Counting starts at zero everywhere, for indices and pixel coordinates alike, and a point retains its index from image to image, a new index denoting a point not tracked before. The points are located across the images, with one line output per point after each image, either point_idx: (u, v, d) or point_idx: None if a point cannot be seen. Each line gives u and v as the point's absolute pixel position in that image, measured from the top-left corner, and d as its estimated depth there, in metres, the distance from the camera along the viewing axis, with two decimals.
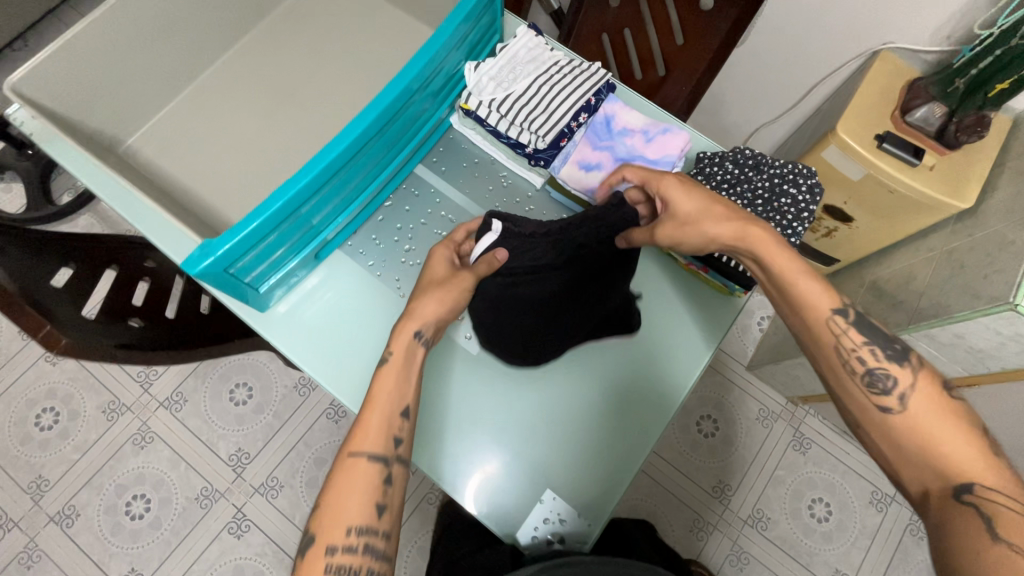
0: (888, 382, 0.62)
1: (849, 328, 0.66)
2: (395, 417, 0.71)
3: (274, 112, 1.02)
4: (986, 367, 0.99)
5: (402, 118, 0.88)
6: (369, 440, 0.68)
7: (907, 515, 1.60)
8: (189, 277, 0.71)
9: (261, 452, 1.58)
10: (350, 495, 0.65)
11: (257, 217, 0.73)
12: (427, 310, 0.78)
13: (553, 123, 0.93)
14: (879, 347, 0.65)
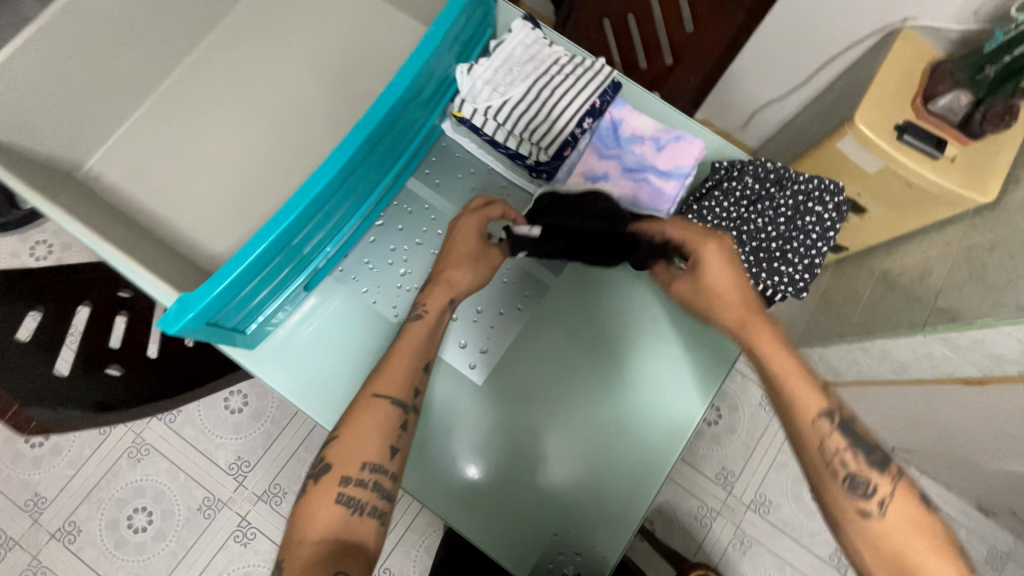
0: (869, 488, 0.59)
1: (834, 432, 0.62)
2: (419, 369, 0.73)
3: (247, 124, 0.93)
4: (1003, 371, 0.97)
5: (394, 132, 0.80)
6: (394, 384, 0.69)
7: None
8: (170, 335, 0.65)
9: (260, 459, 1.55)
10: (367, 430, 0.65)
11: (242, 261, 0.67)
12: (461, 280, 0.78)
13: (556, 134, 0.84)
14: (862, 451, 0.60)
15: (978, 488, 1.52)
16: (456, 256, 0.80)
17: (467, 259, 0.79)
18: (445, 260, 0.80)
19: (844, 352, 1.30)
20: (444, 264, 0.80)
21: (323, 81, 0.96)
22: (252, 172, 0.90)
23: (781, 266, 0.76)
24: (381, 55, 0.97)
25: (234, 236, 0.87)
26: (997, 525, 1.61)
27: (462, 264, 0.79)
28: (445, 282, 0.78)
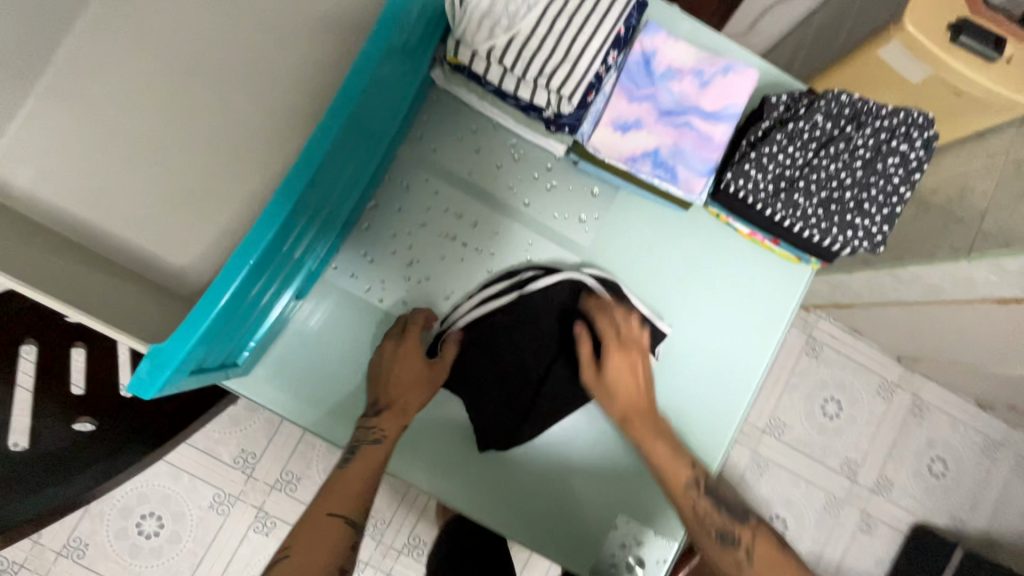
0: (735, 541, 0.70)
1: (703, 500, 0.71)
2: (372, 489, 0.66)
3: (187, 97, 0.73)
4: None
5: (381, 94, 0.63)
6: (350, 501, 0.64)
7: (909, 400, 1.60)
8: (149, 398, 0.51)
9: (267, 449, 1.25)
10: (315, 552, 0.59)
11: (223, 293, 0.52)
12: (414, 408, 0.71)
13: (581, 76, 0.67)
14: (722, 507, 0.72)
15: (979, 388, 1.49)
16: (404, 382, 0.70)
17: (419, 383, 0.71)
18: (392, 387, 0.69)
19: (869, 278, 1.22)
20: (392, 390, 0.69)
21: (275, 35, 0.76)
22: (205, 159, 0.72)
23: (854, 218, 0.67)
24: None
25: (199, 242, 0.70)
26: (991, 417, 1.62)
27: (416, 389, 0.70)
28: (399, 412, 0.70)
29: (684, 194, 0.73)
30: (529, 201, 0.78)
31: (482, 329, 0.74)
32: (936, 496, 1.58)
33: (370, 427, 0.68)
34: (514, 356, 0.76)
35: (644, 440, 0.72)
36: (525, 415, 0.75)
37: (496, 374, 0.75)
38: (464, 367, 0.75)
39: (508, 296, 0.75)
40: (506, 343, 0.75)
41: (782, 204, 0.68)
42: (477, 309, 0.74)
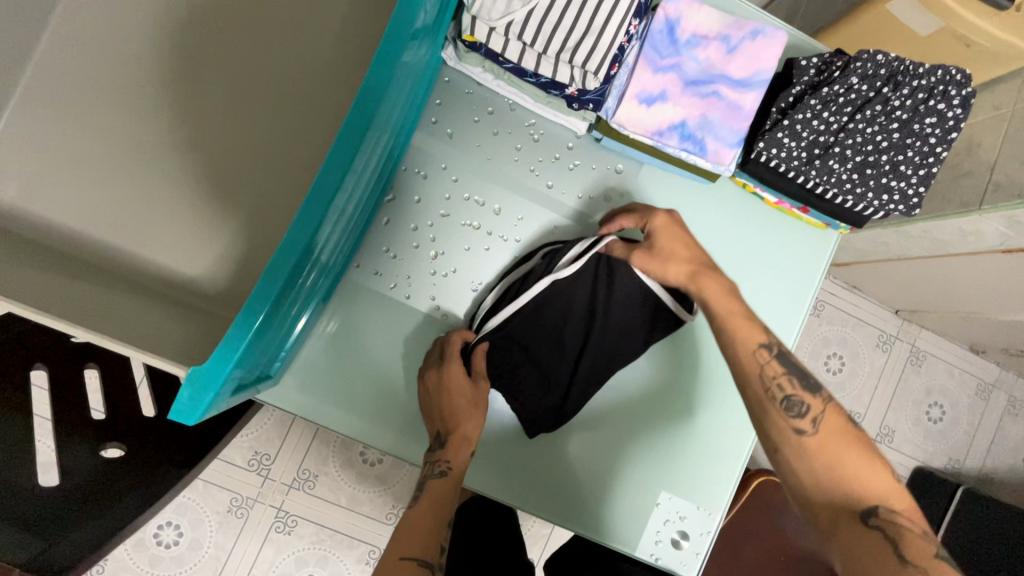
0: (803, 408, 0.58)
1: (773, 362, 0.61)
2: (444, 527, 0.60)
3: (179, 93, 0.68)
4: None
5: (401, 83, 0.59)
6: (421, 541, 0.57)
7: (907, 350, 1.61)
8: (191, 425, 0.49)
9: (281, 448, 1.14)
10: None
11: (258, 309, 0.49)
12: (475, 433, 0.67)
13: (605, 50, 0.64)
14: (797, 376, 0.61)
15: (974, 335, 1.50)
16: (458, 408, 0.66)
17: (472, 405, 0.67)
18: (448, 415, 0.66)
19: (875, 234, 1.21)
20: (449, 419, 0.66)
21: (268, 19, 0.70)
22: (205, 159, 0.67)
23: (889, 181, 0.66)
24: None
25: (208, 248, 0.65)
26: (985, 360, 1.64)
27: (471, 413, 0.67)
28: (461, 440, 0.65)
29: (713, 166, 0.70)
30: (551, 182, 0.76)
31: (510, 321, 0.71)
32: (935, 440, 1.59)
33: (435, 461, 0.65)
34: (548, 342, 0.73)
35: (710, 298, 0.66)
36: (563, 397, 0.73)
37: (530, 365, 0.73)
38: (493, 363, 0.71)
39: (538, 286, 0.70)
40: (534, 331, 0.72)
41: (816, 171, 0.66)
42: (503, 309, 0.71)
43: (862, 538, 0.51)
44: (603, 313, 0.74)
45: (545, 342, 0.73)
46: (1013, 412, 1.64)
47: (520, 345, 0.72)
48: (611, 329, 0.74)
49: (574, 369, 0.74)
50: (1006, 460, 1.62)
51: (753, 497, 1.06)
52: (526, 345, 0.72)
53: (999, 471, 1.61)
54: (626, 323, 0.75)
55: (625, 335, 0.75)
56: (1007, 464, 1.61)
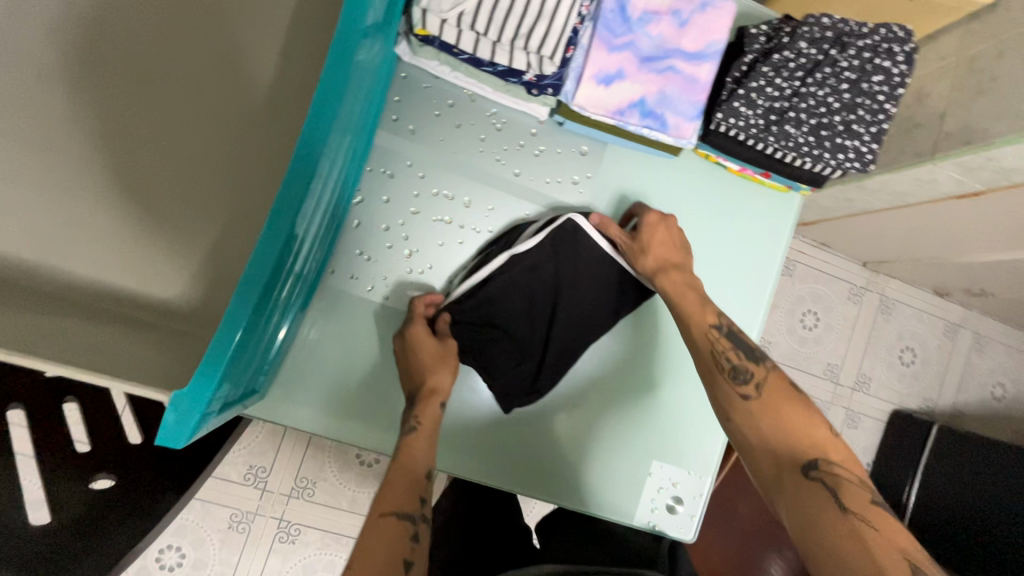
0: (747, 374, 0.60)
1: (721, 338, 0.64)
2: (423, 478, 0.58)
3: (128, 112, 0.66)
4: (1007, 181, 0.90)
5: (358, 84, 0.58)
6: (399, 494, 0.55)
7: (876, 300, 1.66)
8: (179, 446, 0.48)
9: (277, 458, 1.13)
10: (372, 553, 0.49)
11: (234, 328, 0.48)
12: (446, 386, 0.67)
13: (559, 33, 0.64)
14: (743, 350, 0.62)
15: (937, 279, 1.55)
16: (425, 366, 0.67)
17: (439, 360, 0.68)
18: (415, 373, 0.67)
19: (839, 191, 1.23)
20: (416, 376, 0.67)
21: (212, 31, 0.69)
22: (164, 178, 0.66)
23: (844, 140, 0.68)
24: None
25: (176, 268, 0.64)
26: (949, 302, 1.70)
27: (439, 367, 0.67)
28: (431, 393, 0.66)
29: (674, 140, 0.71)
30: (518, 170, 0.76)
31: (482, 303, 0.72)
32: (908, 382, 1.66)
33: (407, 418, 0.64)
34: (520, 319, 0.74)
35: (672, 290, 0.69)
36: (536, 372, 0.75)
37: (508, 346, 0.74)
38: (465, 342, 0.72)
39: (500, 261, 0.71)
40: (506, 312, 0.73)
41: (773, 136, 0.68)
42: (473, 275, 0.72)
43: (802, 489, 0.50)
44: (570, 288, 0.75)
45: (514, 317, 0.74)
46: (978, 348, 1.72)
47: (490, 322, 0.73)
48: (578, 305, 0.76)
49: (546, 339, 0.75)
50: (975, 394, 1.70)
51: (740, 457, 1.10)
52: (496, 323, 0.73)
53: (970, 405, 1.69)
54: (590, 297, 0.76)
55: (594, 310, 0.76)
56: (976, 398, 1.70)
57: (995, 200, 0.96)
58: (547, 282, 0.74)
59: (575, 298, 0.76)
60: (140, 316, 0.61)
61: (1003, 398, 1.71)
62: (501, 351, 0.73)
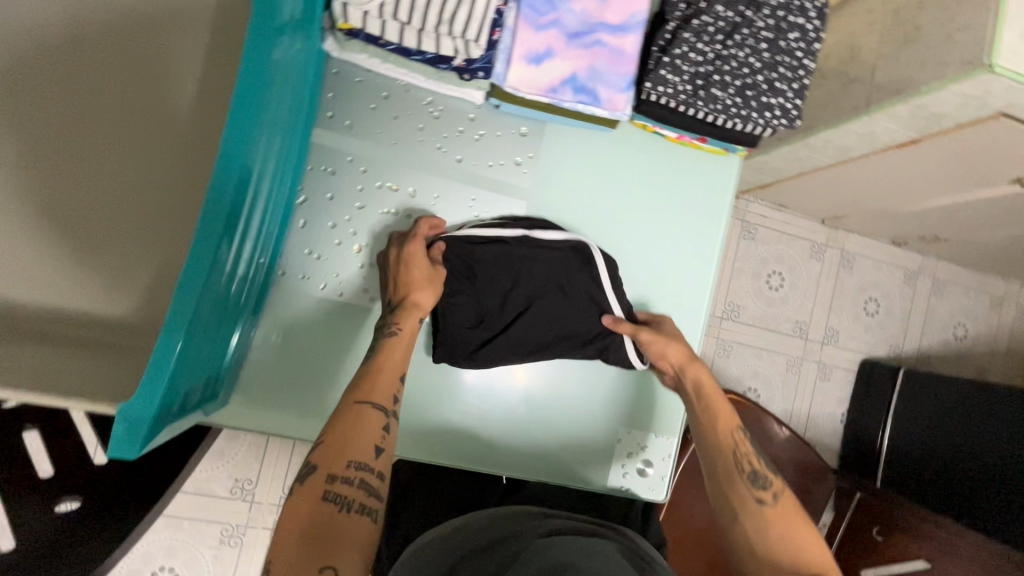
0: (765, 482, 0.68)
1: (744, 442, 0.71)
2: (398, 383, 0.63)
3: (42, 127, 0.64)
4: (938, 126, 0.93)
5: (280, 80, 0.58)
6: (376, 390, 0.60)
7: (837, 255, 1.69)
8: (133, 455, 0.48)
9: (262, 470, 1.05)
10: (349, 434, 0.55)
11: (176, 333, 0.49)
12: (428, 304, 0.69)
13: (481, 16, 0.65)
14: (761, 459, 0.70)
15: (892, 230, 1.58)
16: (414, 281, 0.69)
17: (429, 280, 0.69)
18: (403, 284, 0.68)
19: (787, 151, 1.24)
20: (402, 289, 0.68)
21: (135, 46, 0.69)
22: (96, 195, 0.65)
23: (769, 99, 0.70)
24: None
25: (116, 283, 0.63)
26: (907, 250, 1.74)
27: (426, 286, 0.69)
28: (413, 307, 0.68)
29: (610, 113, 0.72)
30: (460, 156, 0.77)
31: (476, 255, 0.74)
32: (874, 331, 1.71)
33: (388, 323, 0.67)
34: (494, 288, 0.76)
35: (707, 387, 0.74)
36: (483, 341, 0.75)
37: (472, 303, 0.75)
38: (448, 275, 0.74)
39: (514, 234, 0.75)
40: (488, 276, 0.75)
41: (702, 101, 0.70)
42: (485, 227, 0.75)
43: None
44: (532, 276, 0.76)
45: (486, 292, 0.76)
46: (937, 292, 1.76)
47: (473, 274, 0.75)
48: (539, 288, 0.77)
49: (509, 320, 0.76)
50: (937, 336, 1.76)
51: None
52: (475, 279, 0.75)
53: (933, 347, 1.75)
54: (551, 281, 0.77)
55: (555, 295, 0.77)
56: (938, 339, 1.75)
57: (930, 146, 0.99)
58: (513, 268, 0.76)
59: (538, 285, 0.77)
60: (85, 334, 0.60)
61: (964, 337, 1.77)
62: (468, 309, 0.75)
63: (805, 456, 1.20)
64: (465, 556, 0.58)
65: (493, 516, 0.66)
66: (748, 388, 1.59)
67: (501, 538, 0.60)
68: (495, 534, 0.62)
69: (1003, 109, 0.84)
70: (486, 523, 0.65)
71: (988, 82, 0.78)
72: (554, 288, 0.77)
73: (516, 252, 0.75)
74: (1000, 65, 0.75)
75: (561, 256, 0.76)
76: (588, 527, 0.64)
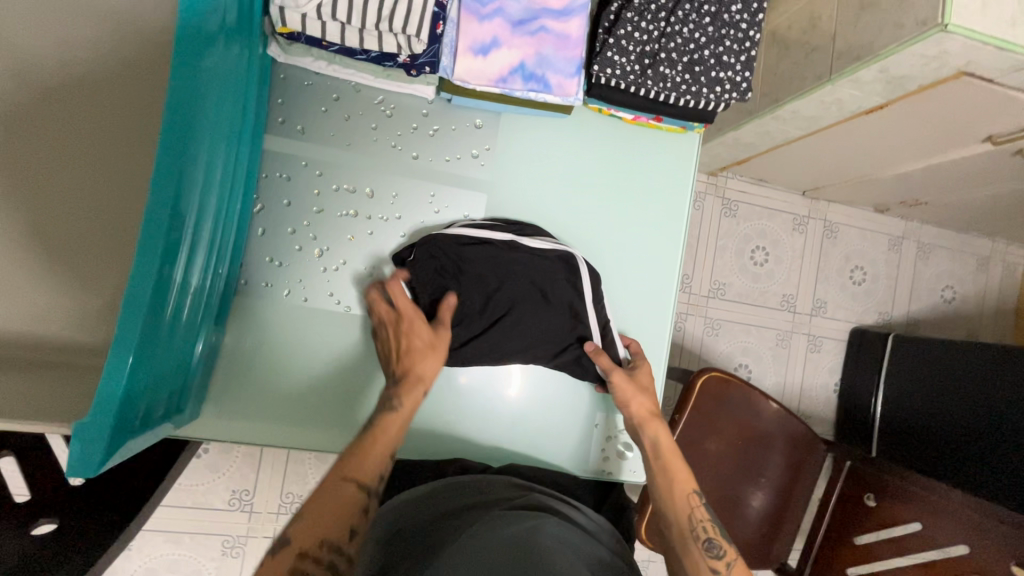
0: (719, 550, 0.63)
1: (699, 506, 0.67)
2: (389, 460, 0.61)
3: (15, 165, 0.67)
4: (902, 89, 0.91)
5: (218, 92, 0.59)
6: (367, 466, 0.58)
7: (821, 226, 1.65)
8: (93, 473, 0.49)
9: (259, 479, 1.11)
10: (326, 509, 0.53)
11: (127, 348, 0.50)
12: (431, 376, 0.68)
13: (420, 10, 0.64)
14: (717, 525, 0.66)
15: (873, 196, 1.54)
16: (416, 350, 0.68)
17: (431, 348, 0.69)
18: (406, 354, 0.68)
19: (756, 127, 1.18)
20: (406, 358, 0.68)
21: (79, 66, 0.69)
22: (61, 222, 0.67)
23: (718, 73, 0.70)
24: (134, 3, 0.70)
25: (93, 304, 0.67)
26: (891, 216, 1.69)
27: (428, 356, 0.68)
28: (416, 379, 0.67)
29: (561, 99, 0.72)
30: (417, 153, 0.77)
31: (464, 254, 0.74)
32: (862, 300, 1.67)
33: (389, 395, 0.66)
34: (478, 289, 0.75)
35: (664, 445, 0.72)
36: (463, 340, 0.75)
37: (456, 306, 0.74)
38: (435, 272, 0.73)
39: (501, 237, 0.75)
40: (475, 275, 0.74)
41: (651, 80, 0.70)
42: (473, 229, 0.75)
43: None
44: (512, 280, 0.75)
45: (467, 299, 0.74)
46: (924, 256, 1.73)
47: (459, 271, 0.74)
48: (516, 292, 0.75)
49: (489, 321, 0.75)
50: (927, 300, 1.72)
51: (701, 396, 1.08)
52: (460, 276, 0.74)
53: (923, 312, 1.72)
54: (528, 280, 0.75)
55: (532, 294, 0.76)
56: (928, 304, 1.72)
57: (896, 110, 0.96)
58: (496, 273, 0.74)
59: (517, 286, 0.75)
60: (64, 359, 0.63)
61: (954, 300, 1.74)
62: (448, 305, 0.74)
63: (792, 426, 1.15)
64: (437, 515, 0.60)
65: (479, 482, 0.68)
66: (739, 365, 1.57)
67: (476, 504, 0.61)
68: (475, 500, 0.63)
69: (965, 67, 0.82)
70: (470, 488, 0.66)
71: (943, 41, 0.77)
72: (529, 290, 0.76)
73: (502, 255, 0.74)
74: (954, 24, 0.74)
75: (537, 258, 0.75)
76: (545, 504, 0.62)
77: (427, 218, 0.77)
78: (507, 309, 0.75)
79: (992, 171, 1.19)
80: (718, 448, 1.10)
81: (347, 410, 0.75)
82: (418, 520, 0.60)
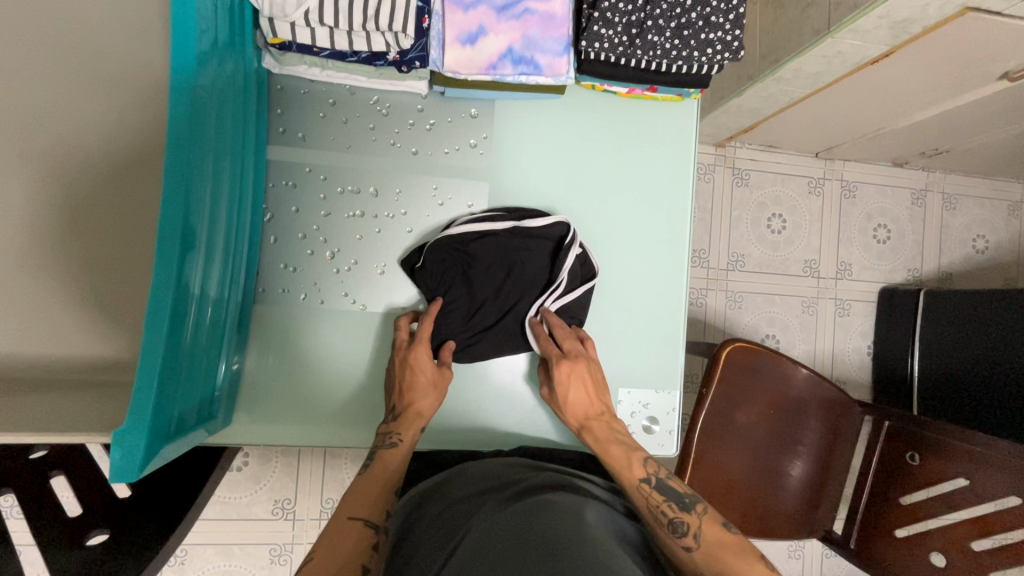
0: (684, 526, 0.62)
1: (653, 490, 0.65)
2: (393, 493, 0.62)
3: (46, 199, 0.72)
4: (907, 34, 0.88)
5: (217, 107, 0.62)
6: (370, 504, 0.59)
7: (837, 185, 1.60)
8: (135, 478, 0.51)
9: (298, 488, 1.14)
10: (336, 551, 0.53)
11: (155, 354, 0.52)
12: (430, 411, 0.70)
13: (405, 4, 0.65)
14: (675, 500, 0.64)
15: (890, 151, 1.49)
16: (417, 385, 0.70)
17: (431, 385, 0.70)
18: (406, 390, 0.70)
19: (760, 92, 1.16)
20: (407, 394, 0.70)
21: (94, 103, 0.73)
22: (95, 251, 0.71)
23: (708, 35, 0.70)
24: (133, 36, 0.73)
25: (129, 326, 0.71)
26: (911, 169, 1.63)
27: (428, 392, 0.70)
28: (415, 416, 0.69)
29: (553, 79, 0.72)
30: (416, 148, 0.78)
31: (467, 251, 0.75)
32: (889, 259, 1.62)
33: (388, 431, 0.68)
34: (487, 281, 0.76)
35: (599, 443, 0.70)
36: (480, 333, 0.76)
37: (463, 302, 0.76)
38: (444, 271, 0.75)
39: (503, 226, 0.75)
40: (478, 269, 0.75)
41: (640, 49, 0.70)
42: (472, 223, 0.75)
43: None
44: (518, 268, 0.76)
45: (475, 293, 0.76)
46: (950, 207, 1.66)
47: (459, 274, 0.75)
48: (523, 278, 0.76)
49: (501, 312, 0.77)
50: (957, 252, 1.66)
51: (728, 367, 1.06)
52: (464, 276, 0.75)
53: (955, 265, 1.65)
54: (533, 268, 0.77)
55: (540, 280, 0.77)
56: (960, 255, 1.66)
57: (903, 56, 0.93)
58: (501, 264, 0.76)
59: (521, 271, 0.76)
60: (108, 377, 0.67)
61: (987, 249, 1.67)
62: (455, 304, 0.75)
63: (826, 391, 1.12)
64: (451, 503, 0.60)
65: (491, 465, 0.68)
66: (766, 336, 1.54)
67: (491, 488, 0.61)
68: (487, 484, 0.62)
69: (969, 3, 0.80)
70: (482, 473, 0.66)
71: None
72: (535, 276, 0.77)
73: (502, 246, 0.75)
74: None
75: (543, 246, 0.76)
76: (561, 480, 0.62)
77: (433, 212, 0.78)
78: (518, 301, 0.77)
79: (1014, 109, 1.14)
80: (749, 419, 1.07)
81: (374, 406, 0.77)
82: (431, 511, 0.60)
